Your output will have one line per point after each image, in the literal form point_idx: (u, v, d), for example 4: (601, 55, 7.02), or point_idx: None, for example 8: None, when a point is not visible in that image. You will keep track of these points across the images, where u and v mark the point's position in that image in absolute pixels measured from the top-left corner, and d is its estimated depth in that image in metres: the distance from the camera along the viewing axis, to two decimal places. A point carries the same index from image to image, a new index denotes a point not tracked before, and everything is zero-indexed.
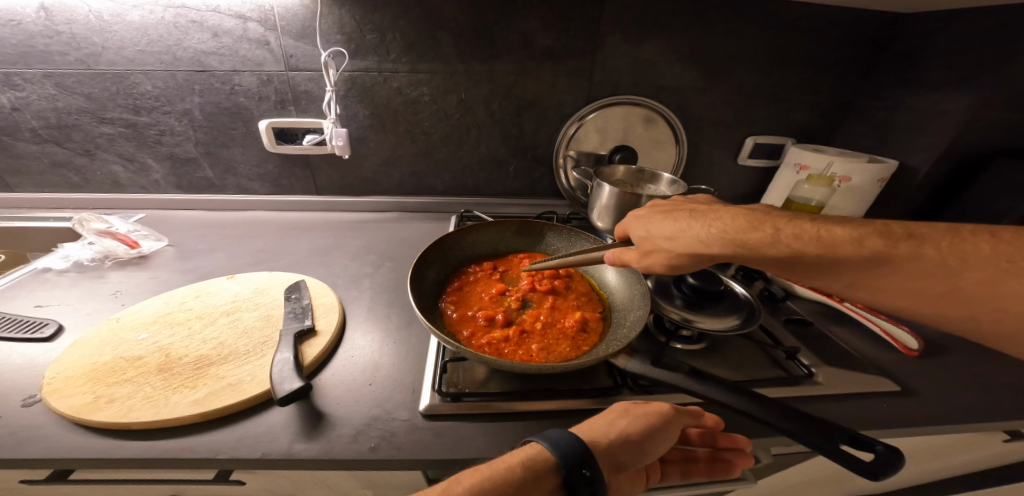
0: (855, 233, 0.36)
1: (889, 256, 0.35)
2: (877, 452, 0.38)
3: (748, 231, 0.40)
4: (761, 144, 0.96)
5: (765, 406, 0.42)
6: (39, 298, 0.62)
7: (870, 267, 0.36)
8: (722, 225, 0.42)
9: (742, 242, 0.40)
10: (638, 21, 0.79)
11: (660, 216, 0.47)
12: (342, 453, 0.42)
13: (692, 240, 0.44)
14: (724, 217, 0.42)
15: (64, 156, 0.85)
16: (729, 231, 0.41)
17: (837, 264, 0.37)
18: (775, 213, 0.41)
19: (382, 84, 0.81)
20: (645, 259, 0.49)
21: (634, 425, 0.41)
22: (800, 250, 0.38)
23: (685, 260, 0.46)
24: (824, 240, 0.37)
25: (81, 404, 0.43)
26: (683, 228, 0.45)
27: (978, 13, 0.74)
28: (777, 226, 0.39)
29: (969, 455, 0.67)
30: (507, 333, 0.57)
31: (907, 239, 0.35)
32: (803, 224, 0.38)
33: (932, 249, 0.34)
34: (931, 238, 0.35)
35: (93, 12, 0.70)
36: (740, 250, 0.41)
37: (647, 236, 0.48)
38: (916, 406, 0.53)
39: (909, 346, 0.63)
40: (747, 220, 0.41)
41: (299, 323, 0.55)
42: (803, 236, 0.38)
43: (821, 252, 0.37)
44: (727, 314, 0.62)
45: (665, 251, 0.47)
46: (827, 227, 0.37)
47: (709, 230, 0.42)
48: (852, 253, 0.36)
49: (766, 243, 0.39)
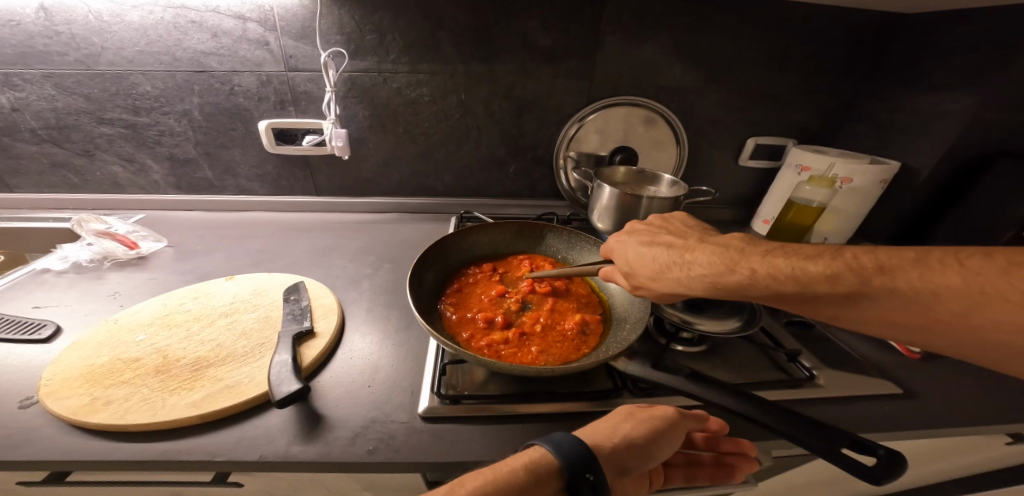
0: (825, 269, 0.35)
1: (861, 292, 0.33)
2: (878, 456, 0.38)
3: (725, 274, 0.40)
4: (762, 145, 0.96)
5: (768, 410, 0.42)
6: (37, 300, 0.62)
7: (848, 303, 0.35)
8: (700, 268, 0.42)
9: (723, 284, 0.41)
10: (638, 21, 0.79)
11: (640, 254, 0.48)
12: (341, 455, 0.42)
13: (675, 281, 0.45)
14: (700, 259, 0.42)
15: (63, 156, 0.85)
16: (708, 274, 0.41)
17: (816, 301, 0.36)
18: (749, 248, 0.40)
19: (382, 85, 0.81)
20: (637, 292, 0.50)
21: (637, 429, 0.40)
22: (777, 289, 0.37)
23: (673, 296, 0.47)
24: (797, 278, 0.36)
25: (78, 406, 0.43)
26: (663, 270, 0.45)
27: (979, 13, 0.74)
28: (751, 265, 0.39)
29: (972, 458, 0.66)
30: (507, 335, 0.57)
31: (877, 273, 0.33)
32: (775, 260, 0.38)
33: (903, 284, 0.32)
34: (901, 271, 0.32)
35: (93, 12, 0.70)
36: (724, 290, 0.41)
37: (632, 273, 0.49)
38: (916, 410, 0.53)
39: (912, 350, 0.63)
40: (723, 261, 0.41)
41: (298, 325, 0.55)
42: (776, 275, 0.37)
43: (796, 290, 0.36)
44: (728, 317, 0.60)
45: (651, 289, 0.48)
46: (799, 264, 0.36)
47: (689, 273, 0.43)
48: (825, 291, 0.35)
49: (745, 284, 0.39)
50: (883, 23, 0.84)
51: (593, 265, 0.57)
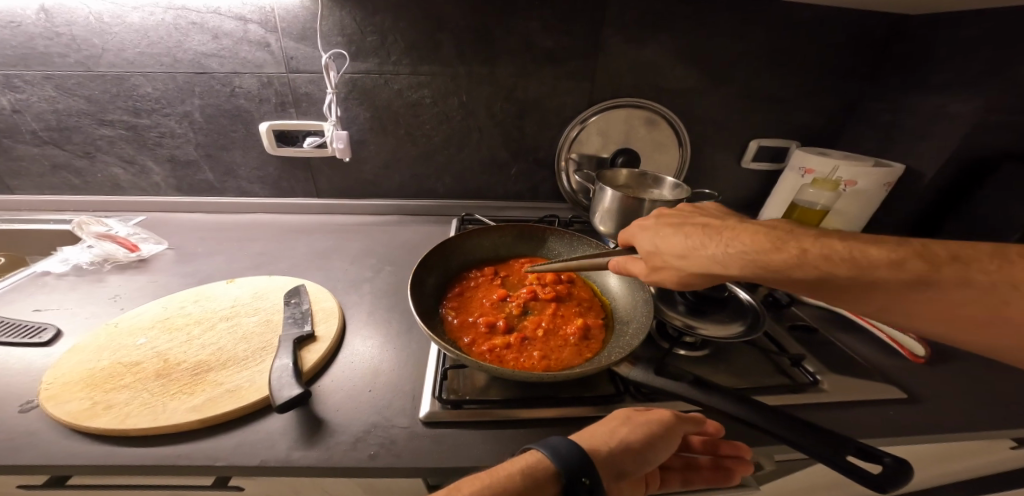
0: (892, 254, 0.35)
1: (930, 279, 0.33)
2: (885, 464, 0.37)
3: (770, 252, 0.39)
4: (764, 147, 0.95)
5: (769, 416, 0.42)
6: (38, 302, 0.62)
7: (908, 291, 0.34)
8: (741, 245, 0.41)
9: (764, 263, 0.39)
10: (640, 22, 0.78)
11: (670, 232, 0.47)
12: (342, 460, 0.41)
13: (707, 259, 0.43)
14: (742, 237, 0.41)
15: (63, 158, 0.84)
16: (748, 252, 0.40)
17: (872, 288, 0.35)
18: (798, 231, 0.40)
19: (382, 87, 0.81)
20: (654, 274, 0.48)
21: (635, 433, 0.40)
22: (831, 272, 0.36)
23: (697, 279, 0.45)
24: (859, 261, 0.35)
25: (78, 410, 0.42)
26: (696, 246, 0.44)
27: (985, 15, 0.73)
28: (803, 246, 0.38)
29: (976, 462, 0.66)
30: (508, 340, 0.56)
31: (950, 262, 0.34)
32: (832, 244, 0.37)
33: (979, 274, 0.32)
34: (975, 262, 0.33)
35: (93, 14, 0.70)
36: (763, 272, 0.40)
37: (656, 252, 0.47)
38: (921, 415, 0.53)
39: (916, 354, 0.63)
40: (769, 241, 0.40)
41: (299, 328, 0.55)
42: (835, 257, 0.36)
43: (855, 274, 0.36)
44: (730, 321, 0.62)
45: (676, 269, 0.46)
46: (859, 248, 0.36)
47: (725, 250, 0.41)
48: (890, 276, 0.34)
49: (793, 264, 0.38)
50: (887, 25, 0.84)
51: (598, 258, 0.56)
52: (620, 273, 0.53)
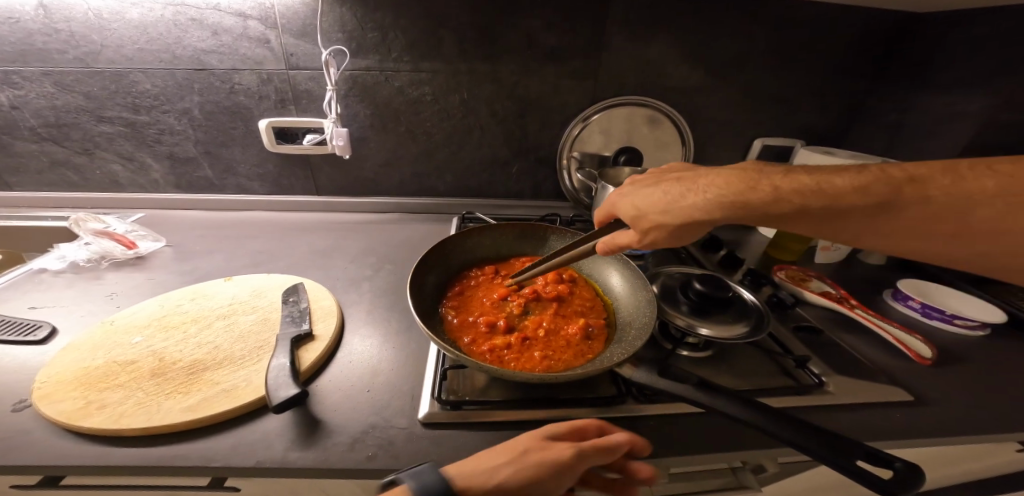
0: (856, 182, 0.35)
1: (895, 202, 0.34)
2: (896, 469, 0.36)
3: (745, 193, 0.38)
4: (769, 146, 0.94)
5: (774, 418, 0.40)
6: (35, 300, 0.61)
7: (878, 215, 0.35)
8: (716, 191, 0.39)
9: (742, 205, 0.38)
10: (644, 20, 0.77)
11: (647, 192, 0.45)
12: (340, 461, 0.41)
13: (688, 210, 0.41)
14: (716, 181, 0.40)
15: (62, 155, 0.84)
16: (725, 195, 0.39)
17: (843, 216, 0.36)
18: (765, 168, 0.39)
19: (382, 84, 0.80)
20: (643, 236, 0.46)
21: (516, 475, 0.34)
22: (804, 205, 0.36)
23: (685, 230, 0.44)
24: (827, 192, 0.35)
25: (72, 409, 0.42)
26: (675, 200, 0.42)
27: (995, 14, 0.72)
28: (773, 183, 0.37)
29: (984, 464, 0.65)
30: (509, 340, 0.56)
31: (910, 182, 0.34)
32: (798, 177, 0.37)
33: (937, 191, 0.33)
34: (933, 179, 0.33)
35: (92, 10, 0.69)
36: (745, 213, 0.39)
37: (641, 215, 0.46)
38: (929, 417, 0.52)
39: (923, 355, 0.61)
40: (741, 181, 0.38)
41: (296, 327, 0.54)
42: (804, 191, 0.36)
43: (826, 204, 0.36)
44: (735, 321, 0.60)
45: (660, 227, 0.44)
46: (824, 179, 0.36)
47: (704, 199, 0.40)
48: (857, 203, 0.35)
49: (769, 203, 0.37)
50: (895, 23, 0.83)
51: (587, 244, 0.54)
52: (610, 252, 0.51)
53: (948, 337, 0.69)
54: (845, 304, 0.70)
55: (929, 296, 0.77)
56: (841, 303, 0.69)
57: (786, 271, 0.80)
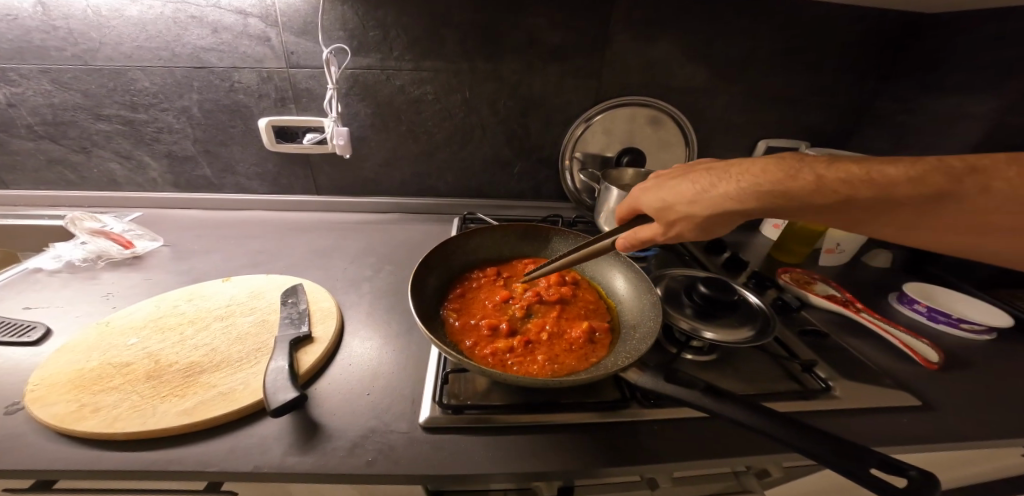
0: (910, 171, 0.34)
1: (951, 192, 0.34)
2: (911, 478, 0.34)
3: (787, 181, 0.37)
4: (773, 148, 0.93)
5: (783, 423, 0.38)
6: (29, 300, 0.60)
7: (931, 205, 0.35)
8: (753, 179, 0.38)
9: (782, 194, 0.37)
10: (650, 20, 0.77)
11: (675, 182, 0.44)
12: (339, 466, 0.40)
13: (721, 199, 0.41)
14: (752, 170, 0.39)
15: (59, 153, 0.83)
16: (762, 184, 0.38)
17: (894, 206, 0.36)
18: (808, 157, 0.38)
19: (384, 82, 0.79)
20: (669, 229, 0.46)
21: None
22: (852, 195, 0.36)
23: (714, 221, 0.43)
24: (879, 182, 0.35)
25: (65, 413, 0.41)
26: (707, 189, 0.41)
27: (1004, 16, 0.72)
28: (819, 171, 0.36)
29: (991, 469, 0.64)
30: (512, 344, 0.55)
31: (969, 173, 0.34)
32: (847, 166, 0.36)
33: (998, 183, 0.33)
34: (993, 170, 0.33)
35: (90, 7, 0.68)
36: (784, 203, 0.38)
37: (667, 207, 0.45)
38: (939, 422, 0.51)
39: (930, 360, 0.61)
40: (782, 169, 0.37)
41: (295, 330, 0.53)
42: (854, 180, 0.35)
43: (877, 194, 0.35)
44: (741, 325, 0.59)
45: (690, 218, 0.43)
46: (877, 168, 0.35)
47: (739, 187, 0.39)
48: (910, 193, 0.34)
49: (812, 192, 0.36)
50: (902, 24, 0.82)
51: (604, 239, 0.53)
52: (630, 248, 0.50)
53: (955, 341, 0.68)
54: (851, 307, 0.69)
55: (936, 300, 0.76)
56: (846, 306, 0.68)
57: (790, 274, 0.80)
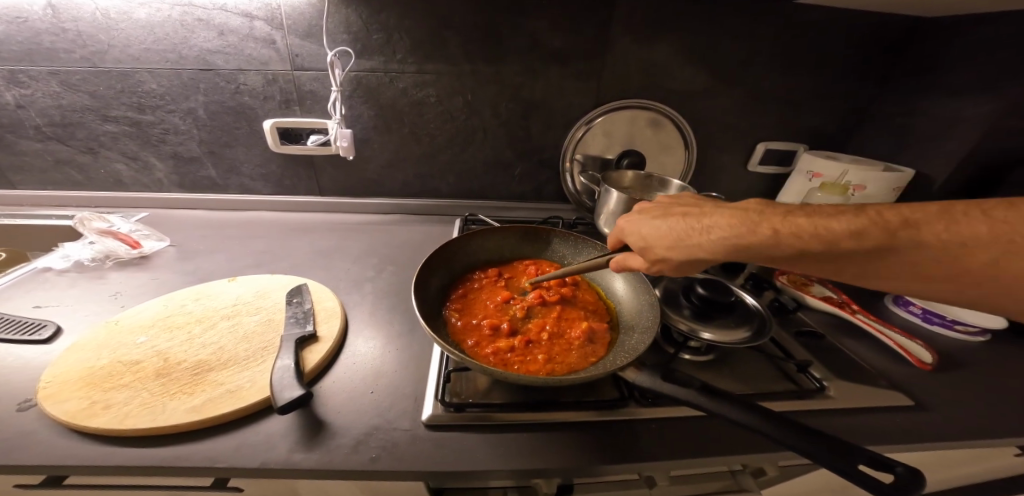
0: (852, 227, 0.35)
1: (890, 246, 0.34)
2: (898, 474, 0.35)
3: (747, 235, 0.39)
4: (772, 150, 0.95)
5: (776, 423, 0.38)
6: (39, 299, 0.61)
7: (875, 258, 0.35)
8: (720, 232, 0.40)
9: (744, 247, 0.39)
10: (650, 23, 0.77)
11: (654, 226, 0.47)
12: (343, 463, 0.41)
13: (692, 247, 0.43)
14: (720, 222, 0.41)
15: (67, 153, 0.84)
16: (727, 237, 0.40)
17: (841, 259, 0.36)
18: (768, 208, 0.39)
19: (387, 85, 0.80)
20: (649, 268, 0.48)
21: None
22: (803, 248, 0.37)
23: (690, 264, 0.45)
24: (824, 236, 0.35)
25: (77, 409, 0.42)
26: (680, 237, 0.44)
27: (1000, 21, 0.73)
28: (774, 226, 0.38)
29: (984, 469, 0.65)
30: (512, 343, 0.56)
31: (905, 228, 0.33)
32: (798, 220, 0.37)
33: (930, 237, 0.33)
34: (927, 223, 0.33)
35: (99, 10, 0.70)
36: (749, 254, 0.40)
37: (646, 248, 0.47)
38: (931, 422, 0.52)
39: (924, 360, 0.62)
40: (744, 224, 0.39)
41: (300, 329, 0.54)
42: (801, 234, 0.36)
43: (823, 248, 0.36)
44: (737, 326, 0.60)
45: (665, 260, 0.46)
46: (823, 223, 0.36)
47: (708, 238, 0.41)
48: (853, 247, 0.35)
49: (769, 245, 0.38)
50: (900, 28, 0.83)
51: (597, 258, 0.55)
52: (622, 270, 0.52)
53: (949, 342, 0.70)
54: (847, 309, 0.70)
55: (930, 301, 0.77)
56: (842, 308, 0.69)
57: (787, 275, 0.81)
